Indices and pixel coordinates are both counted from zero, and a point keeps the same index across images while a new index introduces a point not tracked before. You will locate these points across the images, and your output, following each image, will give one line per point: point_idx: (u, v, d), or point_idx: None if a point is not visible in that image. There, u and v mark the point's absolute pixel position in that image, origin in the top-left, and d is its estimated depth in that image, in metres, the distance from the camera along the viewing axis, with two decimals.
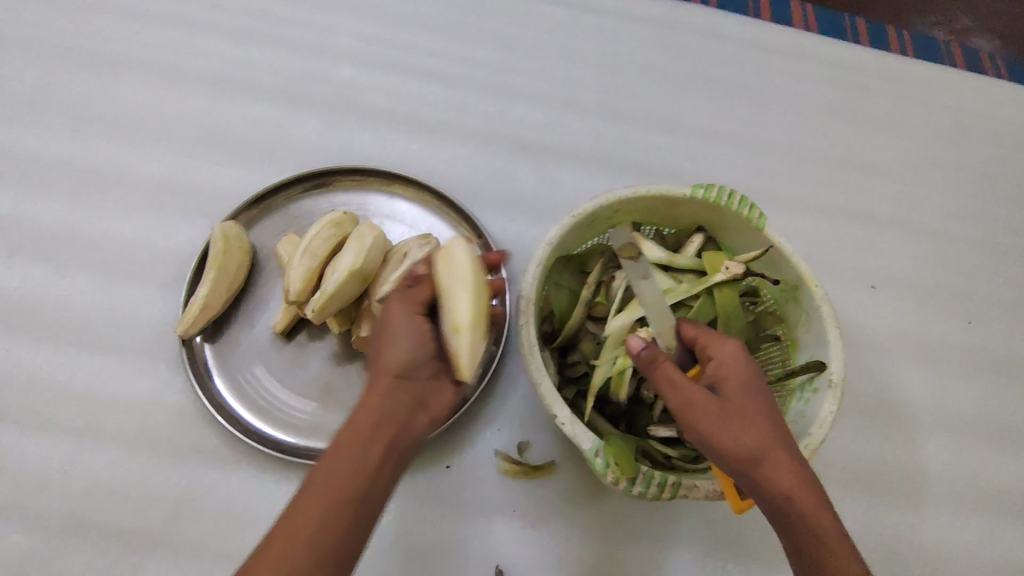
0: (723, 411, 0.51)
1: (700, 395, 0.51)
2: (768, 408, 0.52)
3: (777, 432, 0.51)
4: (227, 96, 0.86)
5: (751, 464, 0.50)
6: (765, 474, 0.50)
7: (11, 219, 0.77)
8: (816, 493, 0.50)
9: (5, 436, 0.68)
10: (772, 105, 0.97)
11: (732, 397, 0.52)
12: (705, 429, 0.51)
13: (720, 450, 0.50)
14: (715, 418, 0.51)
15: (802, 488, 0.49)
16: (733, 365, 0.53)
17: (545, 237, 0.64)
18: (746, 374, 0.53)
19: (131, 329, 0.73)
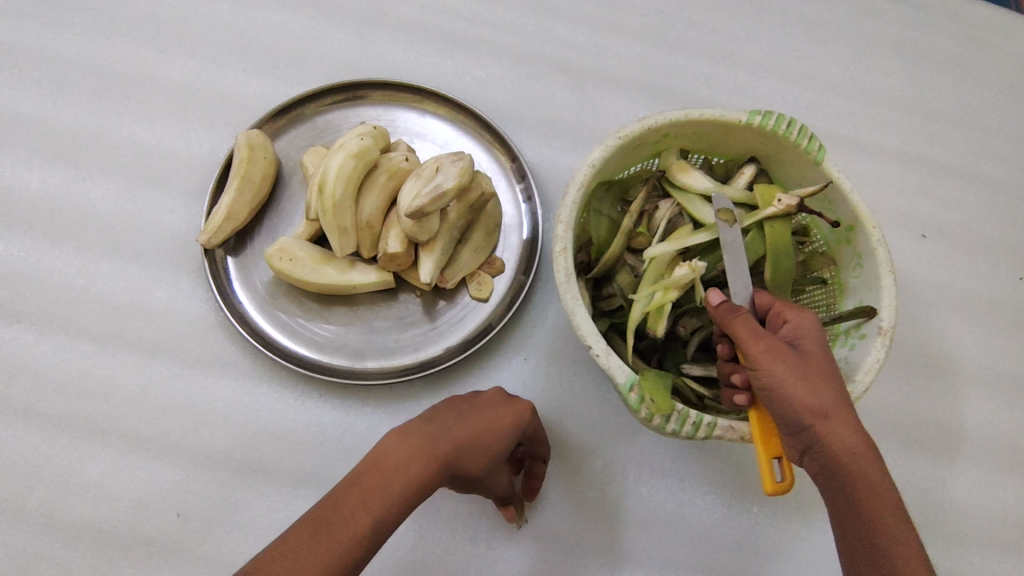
0: (803, 364, 0.51)
1: (778, 347, 0.52)
2: (840, 374, 0.53)
3: (845, 396, 0.52)
4: (252, 0, 0.81)
5: (822, 417, 0.50)
6: (833, 429, 0.50)
7: (30, 119, 0.74)
8: (873, 459, 0.50)
9: (25, 338, 0.67)
10: (834, 38, 0.90)
11: (812, 356, 0.52)
12: (778, 378, 0.50)
13: (793, 399, 0.50)
14: (791, 368, 0.51)
15: (868, 452, 0.50)
16: (813, 331, 0.54)
17: (587, 159, 0.59)
18: (825, 341, 0.54)
19: (151, 237, 0.71)
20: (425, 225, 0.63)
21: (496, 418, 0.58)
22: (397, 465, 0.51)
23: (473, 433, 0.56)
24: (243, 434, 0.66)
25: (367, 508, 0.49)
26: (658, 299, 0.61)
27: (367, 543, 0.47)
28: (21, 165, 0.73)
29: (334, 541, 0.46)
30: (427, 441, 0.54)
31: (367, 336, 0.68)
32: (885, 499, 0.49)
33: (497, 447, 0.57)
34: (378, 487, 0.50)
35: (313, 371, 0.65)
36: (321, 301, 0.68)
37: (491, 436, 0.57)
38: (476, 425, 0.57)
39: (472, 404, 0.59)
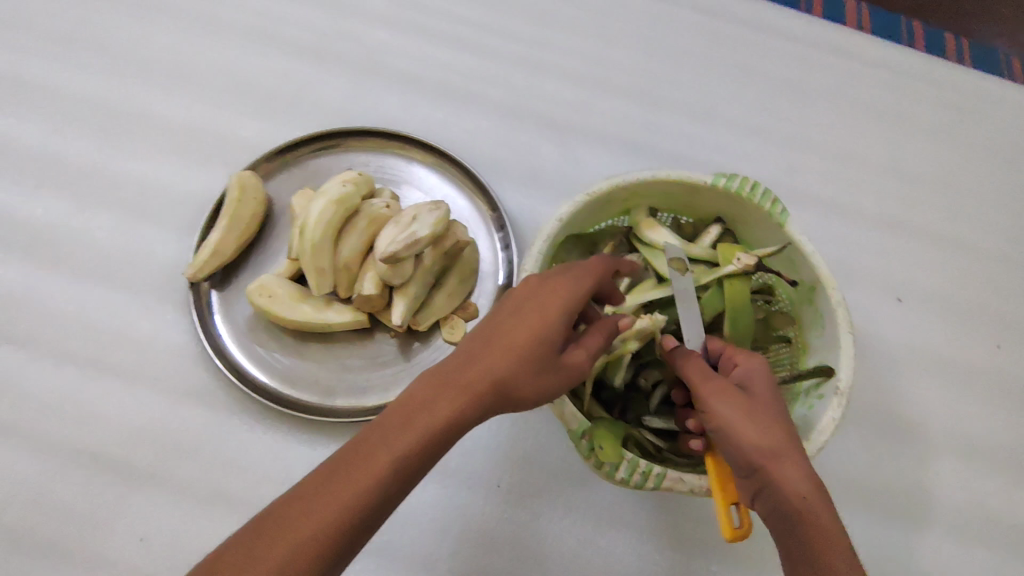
0: (749, 404, 0.52)
1: (726, 387, 0.53)
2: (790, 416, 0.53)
3: (795, 437, 0.52)
4: (257, 48, 0.85)
5: (767, 457, 0.50)
6: (780, 470, 0.50)
7: (40, 151, 0.79)
8: (824, 501, 0.49)
9: (14, 360, 0.70)
10: (816, 103, 0.93)
11: (760, 395, 0.53)
12: (723, 416, 0.52)
13: (740, 438, 0.51)
14: (736, 407, 0.52)
15: (817, 494, 0.49)
16: (764, 371, 0.55)
17: (555, 213, 0.63)
18: (774, 381, 0.55)
19: (140, 268, 0.74)
20: (399, 269, 0.66)
21: (528, 311, 0.53)
22: (412, 408, 0.49)
23: (511, 357, 0.51)
24: (212, 464, 0.67)
25: (363, 467, 0.46)
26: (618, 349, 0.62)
27: (384, 491, 0.46)
28: (28, 194, 0.77)
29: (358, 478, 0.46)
30: (488, 340, 0.52)
31: (338, 374, 0.70)
32: (833, 542, 0.48)
33: (555, 318, 0.52)
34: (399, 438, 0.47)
35: (283, 406, 0.67)
36: (297, 337, 0.71)
37: (534, 336, 0.52)
38: (501, 332, 0.52)
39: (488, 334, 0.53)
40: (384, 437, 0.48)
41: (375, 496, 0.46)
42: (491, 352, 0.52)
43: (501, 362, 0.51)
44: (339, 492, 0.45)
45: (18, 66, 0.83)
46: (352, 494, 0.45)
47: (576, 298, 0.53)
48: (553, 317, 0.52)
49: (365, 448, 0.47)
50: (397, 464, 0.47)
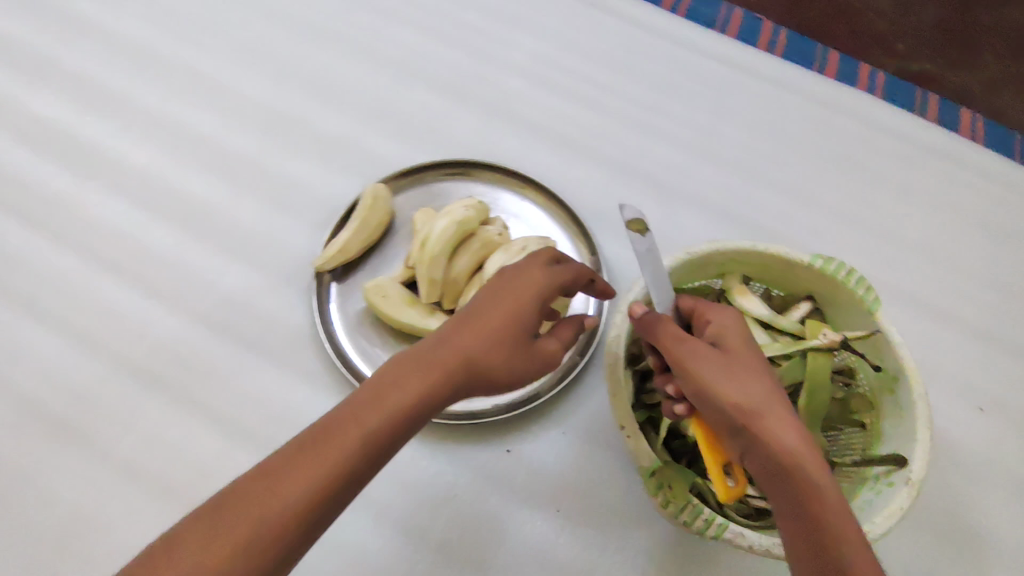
0: (727, 363, 0.57)
1: (704, 350, 0.58)
2: (764, 368, 0.58)
3: (772, 389, 0.57)
4: (405, 78, 0.96)
5: (753, 413, 0.55)
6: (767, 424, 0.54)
7: (206, 137, 0.90)
8: (812, 446, 0.54)
9: (154, 311, 0.79)
10: (918, 203, 0.95)
11: (733, 353, 0.58)
12: (703, 377, 0.56)
13: (721, 397, 0.56)
14: (717, 368, 0.57)
15: (800, 441, 0.54)
16: (732, 327, 0.60)
17: (655, 265, 0.69)
18: (744, 335, 0.60)
19: (276, 254, 0.83)
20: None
21: (501, 302, 0.59)
22: (392, 380, 0.54)
23: (485, 336, 0.57)
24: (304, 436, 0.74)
25: (343, 437, 0.51)
26: None
27: (366, 455, 0.51)
28: (192, 173, 0.87)
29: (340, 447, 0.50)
30: (460, 324, 0.58)
31: None
32: (832, 488, 0.52)
33: (525, 307, 0.59)
34: (375, 410, 0.52)
35: None
36: (397, 337, 0.77)
37: (507, 321, 0.59)
38: (476, 315, 0.59)
39: (463, 319, 0.59)
40: (369, 401, 0.52)
41: (356, 460, 0.50)
42: (465, 332, 0.58)
43: (472, 340, 0.57)
44: (318, 459, 0.49)
45: (200, 62, 0.94)
46: (337, 461, 0.50)
47: (539, 293, 0.60)
48: (523, 304, 0.59)
49: (348, 418, 0.51)
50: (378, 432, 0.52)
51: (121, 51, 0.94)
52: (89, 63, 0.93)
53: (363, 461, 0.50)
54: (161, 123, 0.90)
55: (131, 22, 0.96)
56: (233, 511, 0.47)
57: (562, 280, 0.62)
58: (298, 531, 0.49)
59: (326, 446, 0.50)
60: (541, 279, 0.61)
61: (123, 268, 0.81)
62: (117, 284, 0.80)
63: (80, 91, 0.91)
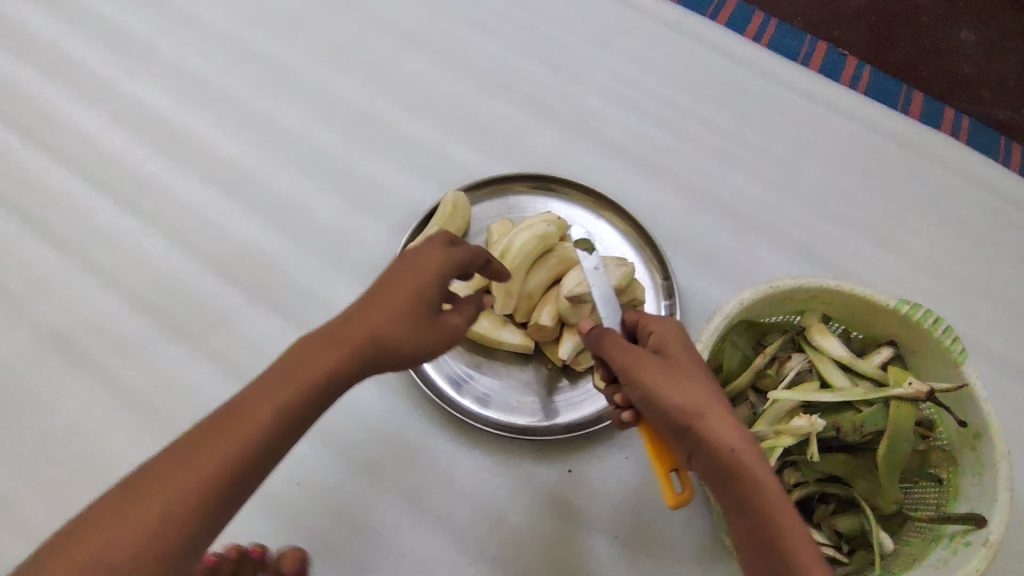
0: (672, 367, 0.58)
1: (645, 357, 0.59)
2: (704, 375, 0.59)
3: (712, 391, 0.58)
4: (489, 91, 0.98)
5: (696, 415, 0.55)
6: (712, 423, 0.55)
7: (295, 133, 0.92)
8: (750, 443, 0.55)
9: (233, 298, 0.81)
10: (1001, 255, 0.92)
11: (676, 361, 0.59)
12: (647, 383, 0.57)
13: (663, 400, 0.56)
14: (660, 372, 0.58)
15: (741, 444, 0.54)
16: (674, 336, 0.61)
17: (737, 297, 0.68)
18: (684, 344, 0.61)
19: (354, 252, 0.85)
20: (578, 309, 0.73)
21: (413, 278, 0.58)
22: (300, 357, 0.52)
23: (393, 312, 0.56)
24: (370, 435, 0.75)
25: (256, 411, 0.49)
26: (772, 440, 0.65)
27: (280, 428, 0.49)
28: (277, 166, 0.90)
29: (249, 421, 0.48)
30: (377, 300, 0.57)
31: (494, 389, 0.76)
32: (769, 483, 0.53)
33: (425, 281, 0.58)
34: (291, 382, 0.51)
35: (444, 402, 0.74)
36: (467, 346, 0.78)
37: (415, 296, 0.57)
38: (391, 291, 0.57)
39: (376, 294, 0.57)
40: (282, 375, 0.51)
41: (268, 432, 0.49)
42: (378, 307, 0.56)
43: (383, 318, 0.55)
44: (229, 434, 0.48)
45: (295, 61, 0.98)
46: (249, 433, 0.48)
47: (443, 270, 0.60)
48: (426, 281, 0.58)
49: (257, 396, 0.49)
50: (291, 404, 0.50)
51: (219, 45, 0.98)
52: (190, 54, 0.97)
53: (280, 433, 0.49)
54: (253, 116, 0.93)
55: (230, 17, 1.00)
56: (112, 519, 0.44)
57: (463, 256, 0.62)
58: (212, 507, 0.46)
59: (238, 423, 0.48)
60: (443, 254, 0.60)
61: (206, 253, 0.83)
62: (199, 268, 0.82)
63: (178, 80, 0.95)
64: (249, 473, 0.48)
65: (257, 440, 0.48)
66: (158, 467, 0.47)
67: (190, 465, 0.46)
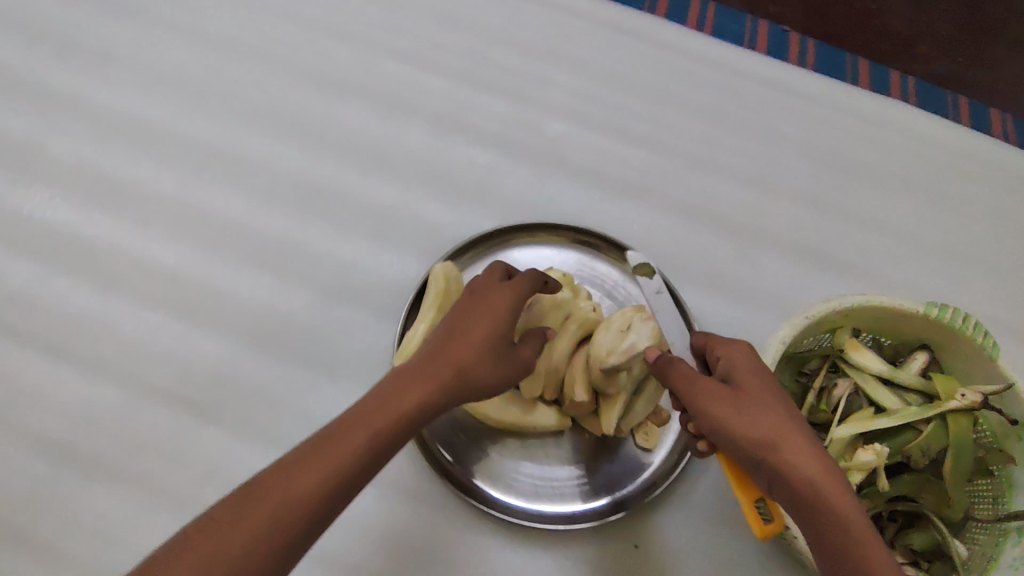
0: (740, 397, 0.55)
1: (712, 387, 0.56)
2: (779, 401, 0.56)
3: (789, 416, 0.55)
4: (446, 134, 0.89)
5: (771, 446, 0.53)
6: (785, 456, 0.52)
7: (242, 224, 0.81)
8: (828, 470, 0.52)
9: (218, 439, 0.70)
10: (981, 216, 0.93)
11: (746, 389, 0.56)
12: (716, 416, 0.55)
13: (733, 433, 0.54)
14: (726, 404, 0.55)
15: (823, 474, 0.52)
16: (746, 362, 0.58)
17: (777, 335, 0.66)
18: (759, 370, 0.57)
19: (345, 352, 0.75)
20: (612, 378, 0.67)
21: (487, 312, 0.60)
22: (392, 390, 0.54)
23: (472, 346, 0.57)
24: (416, 560, 0.68)
25: (346, 442, 0.50)
26: (842, 480, 0.64)
27: (365, 461, 0.50)
28: (229, 268, 0.78)
29: (337, 453, 0.50)
30: (454, 332, 0.59)
31: (537, 478, 0.70)
32: (852, 513, 0.50)
33: (501, 315, 0.60)
34: (377, 416, 0.52)
35: (489, 508, 0.68)
36: (498, 435, 0.72)
37: (490, 329, 0.59)
38: (470, 327, 0.59)
39: (452, 328, 0.59)
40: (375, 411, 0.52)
41: (352, 467, 0.50)
42: (459, 341, 0.58)
43: (461, 349, 0.57)
44: (322, 465, 0.49)
45: (221, 138, 0.86)
46: (337, 467, 0.49)
47: (515, 303, 0.62)
48: (500, 316, 0.60)
49: (345, 429, 0.51)
50: (378, 437, 0.51)
51: (128, 135, 0.85)
52: (97, 152, 0.84)
53: (363, 463, 0.50)
54: (186, 213, 0.81)
55: (134, 99, 0.87)
56: (198, 540, 0.46)
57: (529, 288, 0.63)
58: (289, 537, 0.47)
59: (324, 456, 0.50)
60: (512, 290, 0.62)
61: (172, 392, 0.71)
62: (168, 411, 0.71)
63: (87, 186, 0.81)
64: (328, 506, 0.49)
65: (341, 473, 0.49)
66: (249, 490, 0.49)
67: (277, 490, 0.48)
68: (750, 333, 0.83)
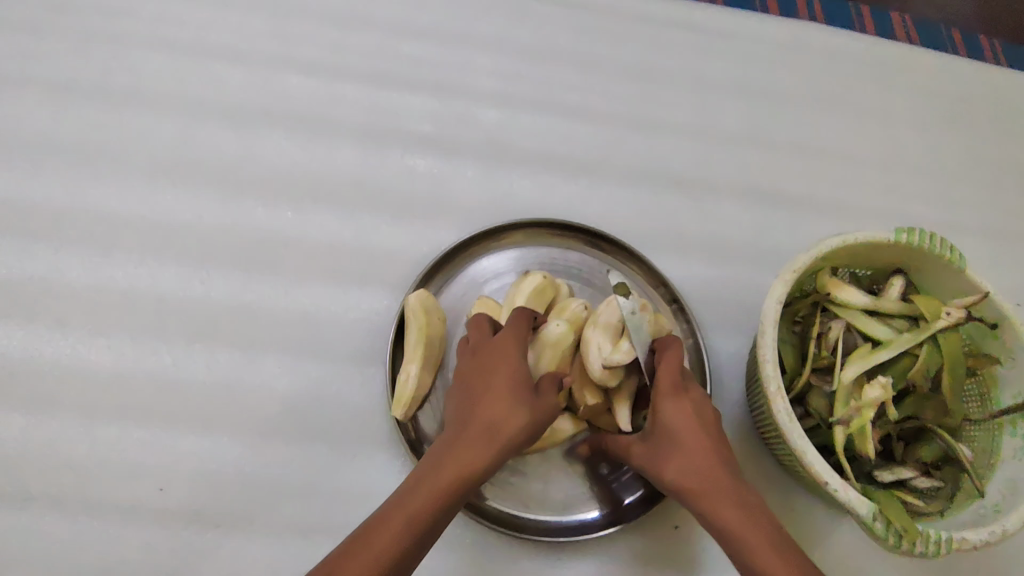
0: (660, 448, 0.57)
1: (640, 450, 0.59)
2: (700, 438, 0.56)
3: (706, 453, 0.55)
4: (377, 147, 0.82)
5: (688, 495, 0.54)
6: (699, 503, 0.54)
7: (179, 299, 0.72)
8: (741, 504, 0.52)
9: (224, 542, 0.64)
10: (903, 122, 0.96)
11: (665, 436, 0.57)
12: (649, 473, 0.58)
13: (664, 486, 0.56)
14: (654, 460, 0.57)
15: (732, 510, 0.52)
16: (666, 406, 0.58)
17: (773, 296, 0.65)
18: (680, 410, 0.57)
19: (336, 412, 0.69)
20: (618, 375, 0.64)
21: (505, 358, 0.59)
22: (435, 460, 0.52)
23: (503, 393, 0.56)
24: None
25: (397, 521, 0.48)
26: (857, 420, 0.66)
27: (417, 538, 0.48)
28: (180, 351, 0.70)
29: (386, 538, 0.47)
30: (479, 384, 0.58)
31: (567, 490, 0.68)
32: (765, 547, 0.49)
33: (516, 358, 0.59)
34: (423, 487, 0.50)
35: (527, 533, 0.65)
36: (516, 457, 0.68)
37: (510, 375, 0.57)
38: (488, 379, 0.57)
39: (475, 382, 0.58)
40: (418, 481, 0.50)
41: (405, 546, 0.47)
42: (486, 395, 0.56)
43: (493, 399, 0.55)
44: (371, 552, 0.46)
45: (127, 206, 0.75)
46: (389, 550, 0.47)
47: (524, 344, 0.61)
48: (515, 359, 0.59)
49: (396, 503, 0.49)
50: (428, 512, 0.49)
51: (13, 224, 0.73)
52: None
53: (416, 540, 0.48)
54: (110, 301, 0.71)
55: (7, 180, 0.75)
56: None
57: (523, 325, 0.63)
58: None
59: (370, 541, 0.47)
60: (512, 334, 0.61)
61: (155, 505, 0.64)
62: (156, 528, 0.63)
63: None
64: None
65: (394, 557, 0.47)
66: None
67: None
68: (730, 287, 0.83)
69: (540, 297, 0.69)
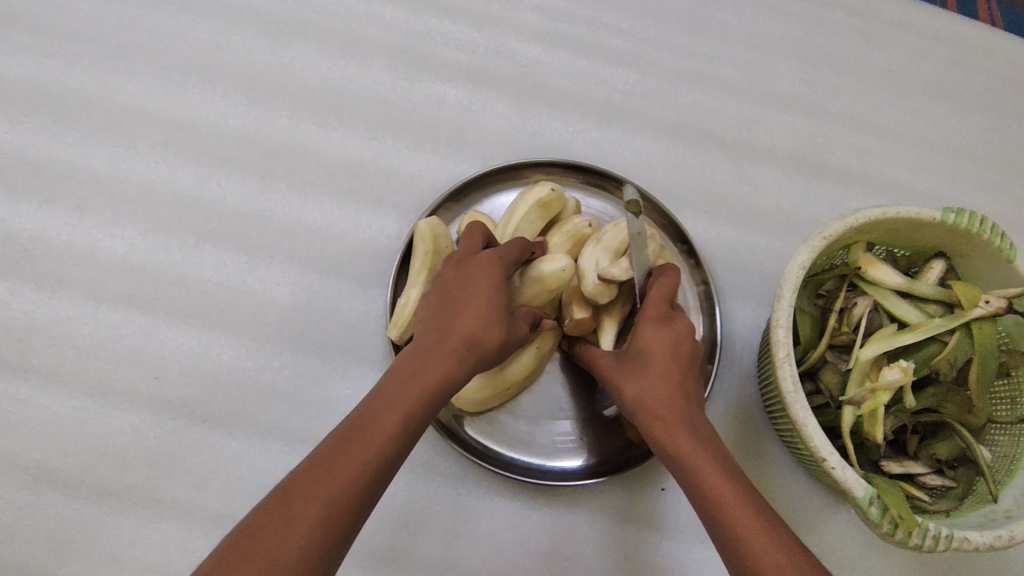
0: (627, 365, 0.57)
1: (608, 364, 0.59)
2: (673, 367, 0.56)
3: (670, 382, 0.55)
4: (408, 71, 0.80)
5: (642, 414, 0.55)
6: (654, 427, 0.54)
7: (194, 198, 0.72)
8: (698, 440, 0.52)
9: (210, 438, 0.64)
10: (973, 108, 0.89)
11: (635, 356, 0.57)
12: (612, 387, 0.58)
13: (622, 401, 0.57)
14: (618, 376, 0.57)
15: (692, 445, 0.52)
16: (645, 329, 0.57)
17: (797, 260, 0.61)
18: (658, 337, 0.57)
19: (333, 328, 0.69)
20: (610, 292, 0.62)
21: (485, 279, 0.56)
22: (414, 370, 0.50)
23: (482, 313, 0.54)
24: (440, 535, 0.65)
25: (380, 426, 0.46)
26: (869, 402, 0.61)
27: (401, 445, 0.47)
28: (189, 249, 0.70)
29: (370, 441, 0.46)
30: (458, 301, 0.55)
31: (554, 436, 0.67)
32: (721, 486, 0.49)
33: (497, 279, 0.56)
34: (401, 395, 0.48)
35: (507, 471, 0.64)
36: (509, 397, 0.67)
37: (490, 296, 0.55)
38: (467, 297, 0.55)
39: (453, 296, 0.55)
40: (390, 397, 0.48)
41: (389, 450, 0.46)
42: (464, 311, 0.54)
43: (473, 318, 0.53)
44: (358, 453, 0.45)
45: (155, 101, 0.75)
46: (373, 454, 0.45)
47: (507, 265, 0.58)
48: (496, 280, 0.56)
49: (382, 406, 0.47)
50: (407, 420, 0.47)
51: (45, 107, 0.74)
52: (10, 131, 0.72)
53: (398, 444, 0.47)
54: (129, 192, 0.71)
55: (43, 65, 0.75)
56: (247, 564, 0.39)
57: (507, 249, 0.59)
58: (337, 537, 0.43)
59: (350, 448, 0.45)
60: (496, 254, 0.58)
61: (148, 393, 0.65)
62: (148, 415, 0.65)
63: (7, 174, 0.71)
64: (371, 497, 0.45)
65: (379, 458, 0.45)
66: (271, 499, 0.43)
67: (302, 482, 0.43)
68: (756, 256, 0.79)
69: (544, 212, 0.67)
